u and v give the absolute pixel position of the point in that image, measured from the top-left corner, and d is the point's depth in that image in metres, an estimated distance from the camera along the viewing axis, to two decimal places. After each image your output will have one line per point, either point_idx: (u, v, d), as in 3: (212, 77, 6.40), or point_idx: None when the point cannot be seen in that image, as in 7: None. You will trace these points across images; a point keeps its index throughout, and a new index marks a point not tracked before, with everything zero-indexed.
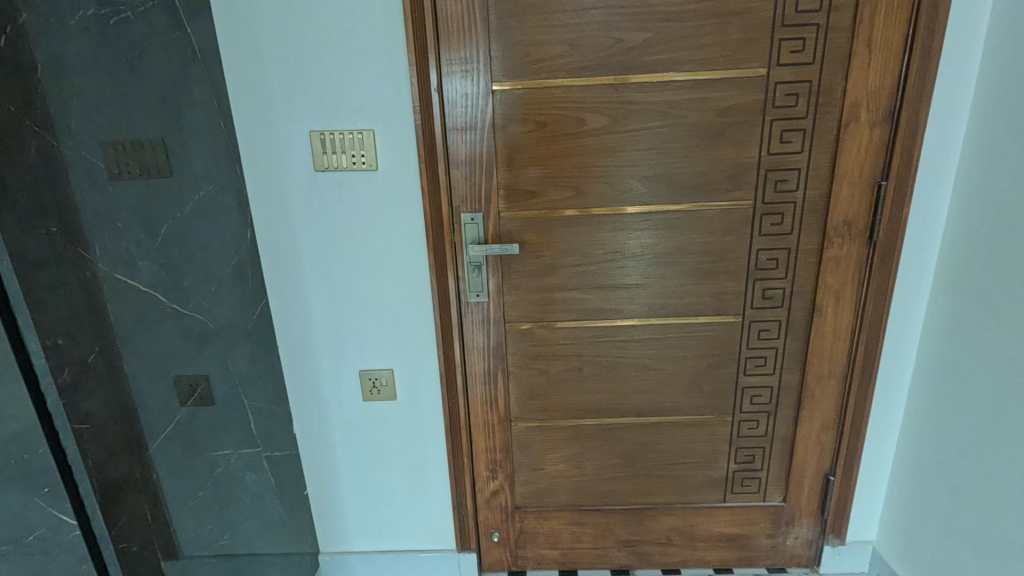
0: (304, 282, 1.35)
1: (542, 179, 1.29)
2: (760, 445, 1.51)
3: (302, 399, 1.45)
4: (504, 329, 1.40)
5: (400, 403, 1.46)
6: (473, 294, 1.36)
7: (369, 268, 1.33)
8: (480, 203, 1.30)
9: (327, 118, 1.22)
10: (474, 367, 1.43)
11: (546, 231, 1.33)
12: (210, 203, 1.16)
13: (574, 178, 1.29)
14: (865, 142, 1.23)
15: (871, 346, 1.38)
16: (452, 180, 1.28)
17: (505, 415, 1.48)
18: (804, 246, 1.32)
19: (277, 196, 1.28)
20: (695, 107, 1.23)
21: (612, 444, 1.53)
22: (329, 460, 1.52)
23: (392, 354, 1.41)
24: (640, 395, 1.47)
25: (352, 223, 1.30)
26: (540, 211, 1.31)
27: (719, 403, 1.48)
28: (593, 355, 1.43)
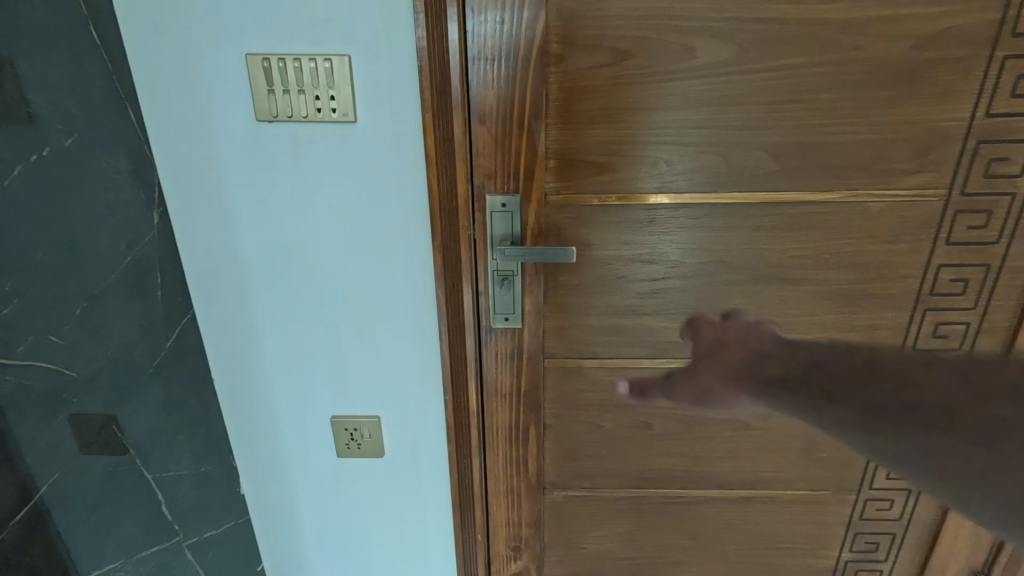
0: (247, 293, 0.90)
1: (616, 146, 0.82)
2: (887, 532, 1.09)
3: (250, 454, 1.02)
4: (542, 369, 0.96)
5: (389, 460, 1.04)
6: (499, 317, 0.91)
7: (343, 275, 0.89)
8: (518, 181, 0.83)
9: (274, 32, 0.75)
10: (496, 417, 1.00)
11: (616, 227, 0.86)
12: (57, 180, 0.71)
13: (666, 146, 0.82)
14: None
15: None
16: (476, 143, 0.81)
17: (536, 481, 1.05)
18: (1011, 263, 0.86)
19: (199, 160, 0.81)
20: (879, 33, 0.74)
21: (682, 522, 1.10)
22: (290, 531, 1.10)
23: (378, 397, 0.98)
24: (729, 462, 1.04)
25: (319, 208, 0.84)
26: (607, 197, 0.85)
27: (840, 477, 1.04)
28: (668, 408, 0.99)
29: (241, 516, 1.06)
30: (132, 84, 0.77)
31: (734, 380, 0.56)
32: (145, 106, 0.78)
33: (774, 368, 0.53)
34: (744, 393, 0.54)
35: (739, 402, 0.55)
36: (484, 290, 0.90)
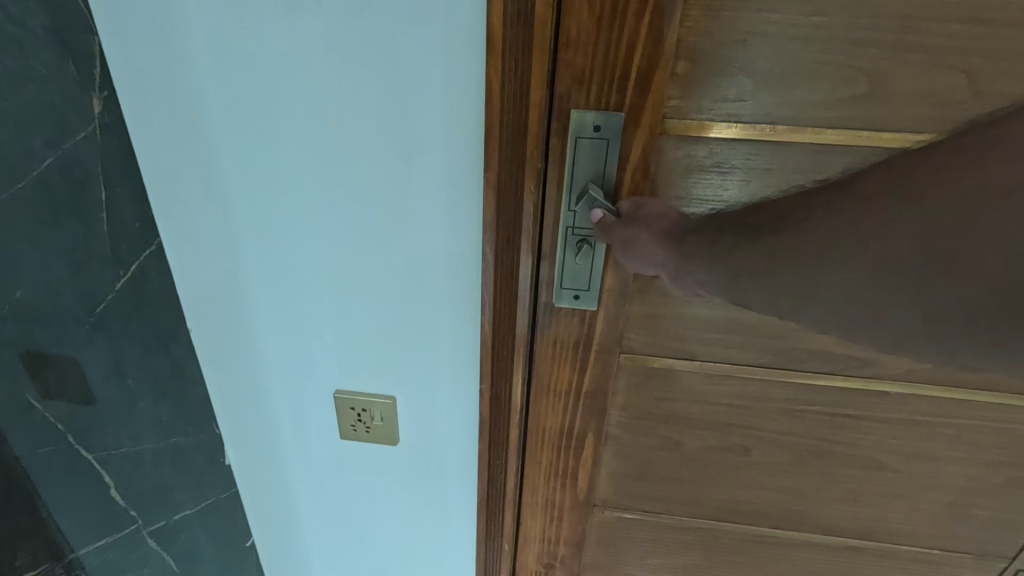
0: (227, 226, 0.65)
1: (789, 44, 0.53)
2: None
3: (236, 425, 0.82)
4: (615, 366, 0.69)
5: (404, 449, 0.83)
6: (566, 294, 0.63)
7: (358, 212, 0.63)
8: (625, 94, 0.53)
9: None
10: (545, 420, 0.73)
11: (761, 174, 0.59)
12: None
13: (867, 48, 0.53)
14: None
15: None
16: (566, 26, 0.51)
17: (585, 500, 0.81)
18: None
19: (153, 24, 0.55)
20: None
21: (763, 563, 0.87)
22: (285, 510, 0.93)
23: (394, 375, 0.76)
24: (846, 506, 0.79)
25: (326, 112, 0.58)
26: (761, 125, 0.56)
27: (990, 536, 0.80)
28: (778, 432, 0.73)
29: (225, 492, 0.89)
30: None
31: (646, 235, 0.52)
32: None
33: (695, 222, 0.50)
34: (658, 253, 0.51)
35: (659, 263, 0.51)
36: (550, 254, 0.61)
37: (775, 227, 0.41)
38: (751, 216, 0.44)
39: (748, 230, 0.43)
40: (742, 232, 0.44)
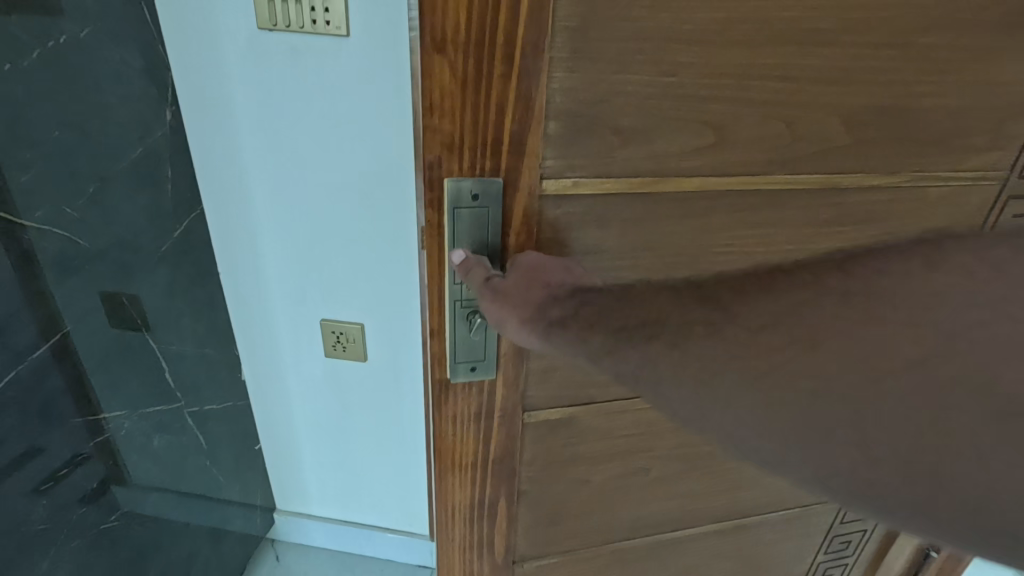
0: (247, 195, 0.98)
1: (678, 113, 0.49)
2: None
3: (248, 345, 1.14)
4: (520, 427, 0.62)
5: (371, 364, 1.14)
6: (461, 366, 0.56)
7: (337, 183, 0.95)
8: (500, 156, 0.48)
9: None
10: (450, 499, 0.64)
11: (658, 237, 0.55)
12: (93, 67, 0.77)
13: (747, 114, 0.50)
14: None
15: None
16: (430, 94, 0.45)
17: (505, 553, 0.71)
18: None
19: (207, 66, 0.88)
20: None
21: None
22: (288, 418, 1.25)
23: (363, 307, 1.07)
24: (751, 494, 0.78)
25: (312, 116, 0.90)
26: (652, 189, 0.52)
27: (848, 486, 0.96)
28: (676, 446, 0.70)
29: (241, 399, 1.20)
30: None
31: (521, 314, 0.47)
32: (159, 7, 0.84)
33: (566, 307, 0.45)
34: (534, 337, 0.46)
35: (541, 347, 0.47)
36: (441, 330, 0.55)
37: (652, 334, 0.38)
38: (625, 314, 0.40)
39: (622, 331, 0.39)
40: (618, 333, 0.40)
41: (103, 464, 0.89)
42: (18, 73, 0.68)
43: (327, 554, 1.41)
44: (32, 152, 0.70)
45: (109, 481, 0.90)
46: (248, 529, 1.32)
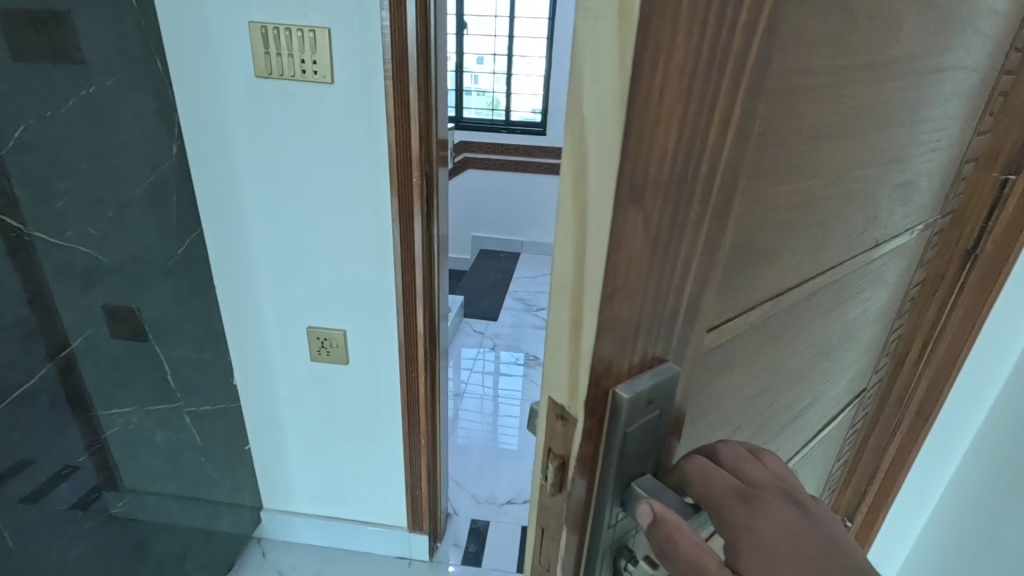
0: (244, 213, 1.13)
1: (818, 222, 0.40)
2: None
3: (242, 349, 1.28)
4: None
5: (352, 367, 1.27)
6: None
7: (322, 204, 1.10)
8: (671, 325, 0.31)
9: (272, 7, 0.94)
10: None
11: (766, 359, 0.44)
12: (116, 115, 0.91)
13: (845, 209, 0.42)
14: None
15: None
16: (612, 275, 0.26)
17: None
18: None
19: (210, 106, 1.04)
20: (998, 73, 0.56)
21: None
22: (276, 420, 1.37)
23: (344, 315, 1.21)
24: None
25: (300, 147, 1.05)
26: (779, 308, 0.41)
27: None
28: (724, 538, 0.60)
29: (232, 403, 1.32)
30: (160, 38, 0.98)
31: None
32: (170, 60, 1.00)
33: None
34: None
35: None
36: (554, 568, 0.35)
37: None
38: None
39: None
40: None
41: (102, 465, 0.98)
42: (56, 119, 0.81)
43: (312, 549, 1.51)
44: (64, 184, 0.84)
45: (101, 487, 0.99)
46: (235, 527, 1.41)
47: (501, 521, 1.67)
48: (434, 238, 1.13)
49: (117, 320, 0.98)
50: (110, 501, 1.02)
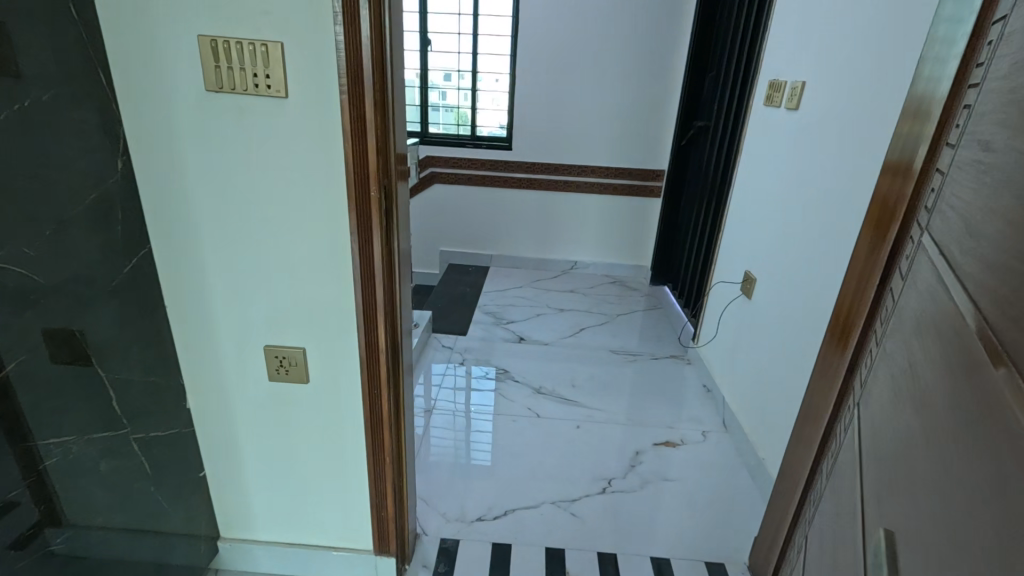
0: (196, 230, 1.09)
1: None
2: (820, 493, 1.12)
3: (194, 370, 1.23)
4: None
5: (312, 386, 1.23)
6: None
7: (277, 219, 1.07)
8: None
9: (224, 22, 0.93)
10: None
11: None
12: (56, 128, 0.88)
13: None
14: (925, 112, 0.96)
15: (852, 289, 1.18)
16: None
17: None
18: (940, 221, 0.80)
19: (158, 120, 1.01)
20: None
21: None
22: (233, 443, 1.32)
23: (303, 333, 1.18)
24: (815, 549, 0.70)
25: (254, 162, 1.03)
26: None
27: (847, 501, 0.88)
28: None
29: (185, 427, 1.27)
30: (103, 50, 0.95)
31: None
32: (114, 74, 0.97)
33: None
34: None
35: None
36: None
37: None
38: None
39: None
40: None
41: (40, 499, 0.92)
42: None
43: None
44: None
45: (40, 524, 0.93)
46: (189, 561, 1.34)
47: (472, 540, 1.64)
48: (394, 252, 1.12)
49: (58, 344, 0.93)
50: (50, 538, 0.95)
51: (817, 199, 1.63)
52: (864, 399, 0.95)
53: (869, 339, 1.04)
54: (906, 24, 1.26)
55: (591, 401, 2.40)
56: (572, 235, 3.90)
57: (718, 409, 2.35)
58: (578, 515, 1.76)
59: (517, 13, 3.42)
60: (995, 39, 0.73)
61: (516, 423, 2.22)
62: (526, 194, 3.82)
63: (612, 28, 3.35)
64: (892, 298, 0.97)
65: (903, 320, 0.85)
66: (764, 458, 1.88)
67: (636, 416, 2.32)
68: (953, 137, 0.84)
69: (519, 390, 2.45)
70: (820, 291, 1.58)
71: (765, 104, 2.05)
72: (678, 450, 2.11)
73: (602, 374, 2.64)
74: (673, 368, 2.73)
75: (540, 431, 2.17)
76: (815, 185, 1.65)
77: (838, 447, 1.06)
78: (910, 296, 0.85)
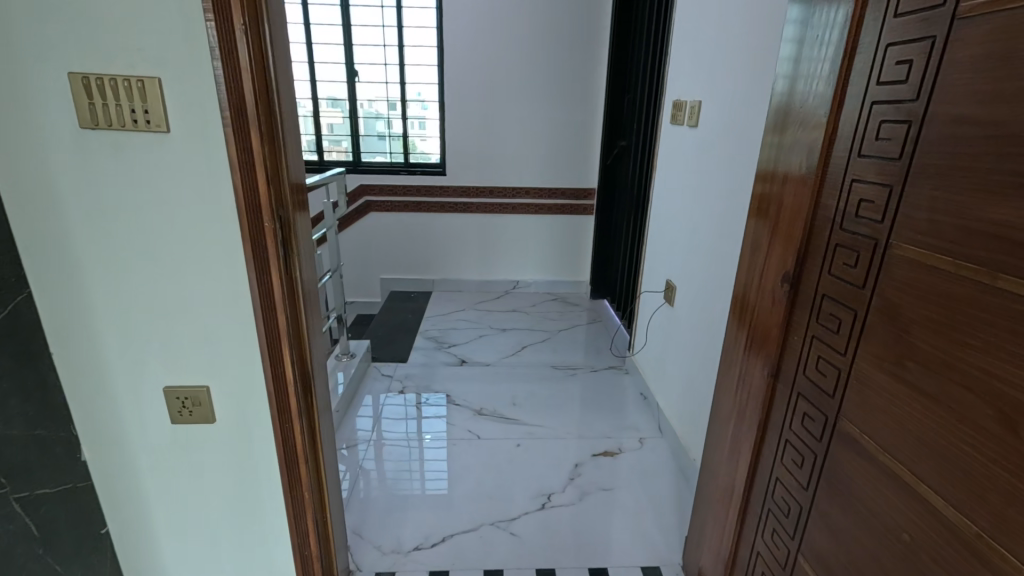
0: (83, 272, 1.05)
1: None
2: (791, 505, 1.01)
3: (87, 419, 1.16)
4: None
5: (219, 425, 1.19)
6: None
7: (172, 255, 1.05)
8: None
9: (97, 59, 0.92)
10: None
11: None
12: None
13: None
14: (784, 123, 1.04)
15: (753, 290, 1.17)
16: None
17: None
18: (913, 233, 0.73)
19: (30, 159, 0.97)
20: (1007, 93, 0.60)
21: None
22: (137, 494, 1.24)
23: (204, 371, 1.14)
24: None
25: (140, 197, 1.01)
26: None
27: (913, 538, 0.73)
28: None
29: (82, 480, 1.19)
30: None
31: None
32: None
33: None
34: None
35: None
36: None
37: None
38: None
39: None
40: None
41: None
42: None
43: None
44: None
45: None
46: None
47: (409, 570, 1.61)
48: (297, 279, 1.11)
49: None
50: None
51: (717, 209, 1.75)
52: (860, 414, 0.82)
53: (809, 345, 0.95)
54: (771, 50, 1.39)
55: (533, 418, 2.42)
56: (512, 255, 3.96)
57: (655, 415, 2.42)
58: (517, 534, 1.75)
59: (442, 43, 3.52)
60: (927, 57, 0.70)
61: (458, 446, 2.20)
62: (464, 218, 3.86)
63: (535, 55, 3.50)
64: (827, 301, 0.90)
65: (888, 321, 0.77)
66: (696, 458, 1.94)
67: (577, 429, 2.34)
68: (866, 150, 0.81)
69: (460, 413, 2.44)
70: (727, 295, 1.67)
71: (670, 122, 2.18)
72: (618, 459, 2.14)
73: (545, 390, 2.66)
74: (613, 379, 2.79)
75: (483, 453, 2.16)
76: (713, 195, 1.77)
77: (806, 458, 0.95)
78: (903, 303, 0.74)
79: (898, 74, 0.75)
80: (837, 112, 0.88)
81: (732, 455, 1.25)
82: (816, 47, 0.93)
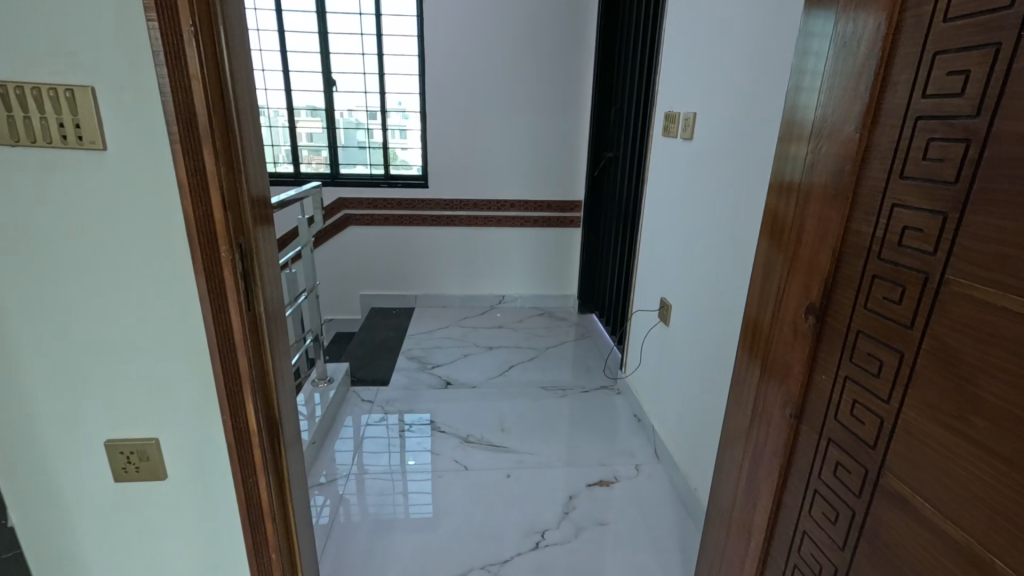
0: (4, 312, 0.90)
1: None
2: (823, 564, 0.90)
3: (12, 479, 1.00)
4: None
5: (172, 482, 1.04)
6: None
7: (112, 291, 0.91)
8: None
9: (17, 63, 0.78)
10: None
11: None
12: None
13: None
14: (802, 137, 0.94)
15: (767, 319, 1.07)
16: None
17: None
18: (975, 269, 0.63)
19: None
20: None
21: None
22: (75, 562, 1.08)
23: (152, 422, 0.99)
24: None
25: (72, 226, 0.86)
26: None
27: None
28: None
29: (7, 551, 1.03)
30: None
31: None
32: None
33: None
34: None
35: None
36: None
37: None
38: None
39: None
40: None
41: None
42: None
43: None
44: None
45: None
46: None
47: None
48: (263, 314, 0.97)
49: None
50: None
51: (718, 226, 1.66)
52: (910, 471, 0.72)
53: (840, 386, 0.85)
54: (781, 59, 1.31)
55: (523, 445, 2.29)
56: (496, 269, 3.84)
57: (650, 439, 2.31)
58: None
59: (424, 52, 3.40)
60: (989, 68, 0.61)
61: (445, 478, 2.06)
62: (447, 231, 3.73)
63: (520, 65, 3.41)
64: (863, 338, 0.80)
65: (945, 368, 0.67)
66: (697, 488, 1.84)
67: (570, 456, 2.22)
68: (909, 171, 0.72)
69: (446, 441, 2.30)
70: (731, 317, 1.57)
71: (662, 134, 2.10)
72: (613, 489, 2.02)
73: (535, 413, 2.54)
74: (605, 399, 2.68)
75: (471, 485, 2.02)
76: (714, 211, 1.68)
77: (841, 513, 0.85)
78: (965, 349, 0.65)
79: (951, 87, 0.66)
80: (869, 127, 0.78)
81: (746, 499, 1.14)
82: (840, 54, 0.84)
